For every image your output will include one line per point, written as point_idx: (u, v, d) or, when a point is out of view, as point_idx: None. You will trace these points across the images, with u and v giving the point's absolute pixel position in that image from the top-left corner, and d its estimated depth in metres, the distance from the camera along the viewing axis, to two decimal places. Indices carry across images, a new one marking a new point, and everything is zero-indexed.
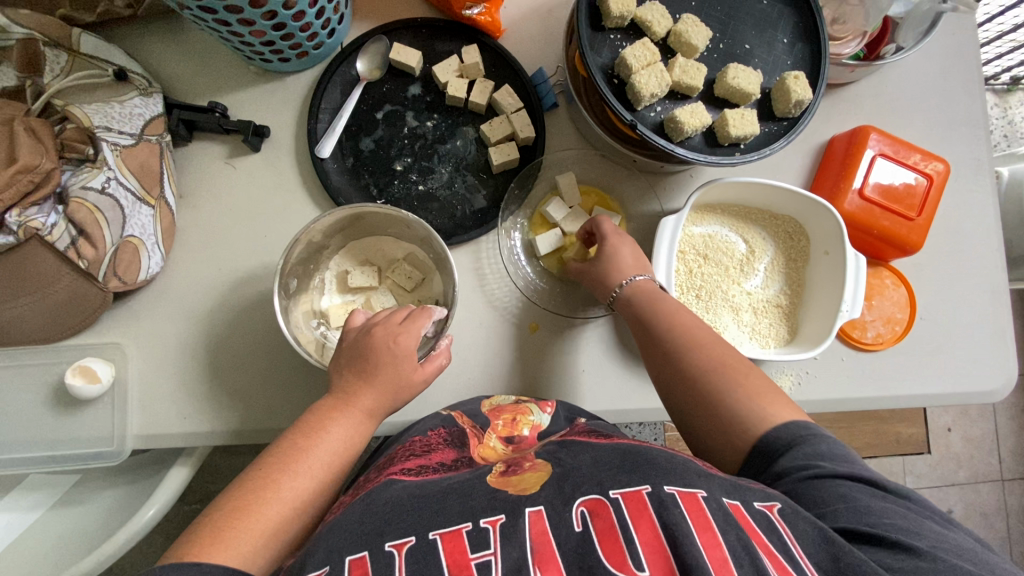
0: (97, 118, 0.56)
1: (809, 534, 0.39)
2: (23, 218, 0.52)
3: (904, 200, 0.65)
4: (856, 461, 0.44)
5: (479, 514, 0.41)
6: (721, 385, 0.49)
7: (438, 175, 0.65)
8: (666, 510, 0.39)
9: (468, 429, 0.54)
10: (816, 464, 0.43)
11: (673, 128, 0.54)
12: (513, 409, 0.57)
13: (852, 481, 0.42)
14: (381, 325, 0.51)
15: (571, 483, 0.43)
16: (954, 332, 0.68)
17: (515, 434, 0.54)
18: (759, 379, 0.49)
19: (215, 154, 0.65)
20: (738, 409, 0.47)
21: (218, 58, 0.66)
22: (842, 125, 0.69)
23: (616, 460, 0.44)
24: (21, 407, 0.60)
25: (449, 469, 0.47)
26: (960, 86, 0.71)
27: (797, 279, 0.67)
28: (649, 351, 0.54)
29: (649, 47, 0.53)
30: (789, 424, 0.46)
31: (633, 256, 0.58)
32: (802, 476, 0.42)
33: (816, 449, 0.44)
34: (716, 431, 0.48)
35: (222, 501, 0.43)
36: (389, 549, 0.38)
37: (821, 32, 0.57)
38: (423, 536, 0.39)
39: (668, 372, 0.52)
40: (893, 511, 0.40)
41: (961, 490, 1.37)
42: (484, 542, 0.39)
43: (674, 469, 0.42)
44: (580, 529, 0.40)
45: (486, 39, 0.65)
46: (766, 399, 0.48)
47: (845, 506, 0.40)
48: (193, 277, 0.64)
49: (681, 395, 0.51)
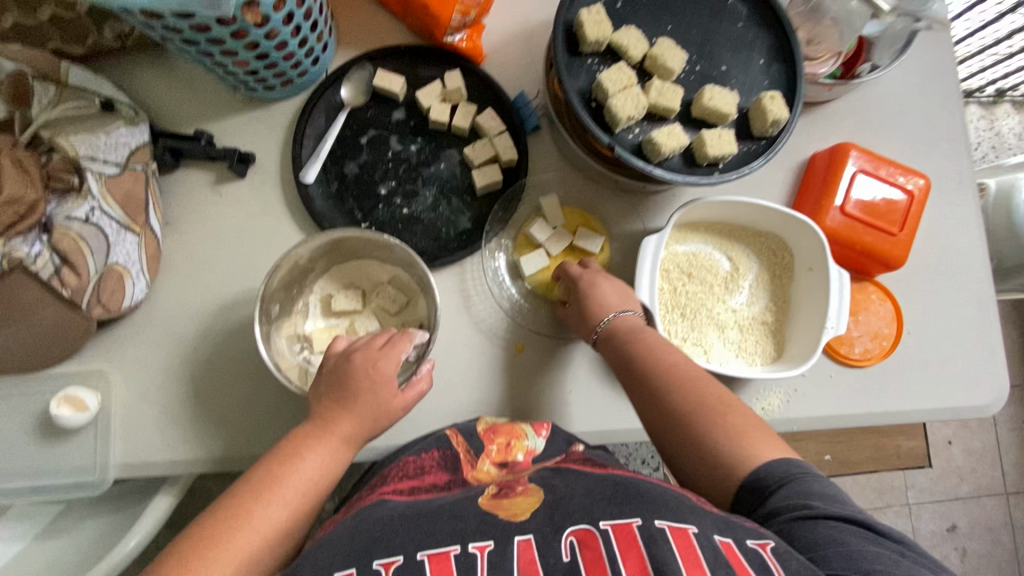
0: (83, 148, 0.56)
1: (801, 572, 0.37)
2: (7, 248, 0.51)
3: (885, 216, 0.65)
4: (851, 503, 0.43)
5: (468, 538, 0.40)
6: (706, 425, 0.48)
7: (422, 198, 0.66)
8: (655, 544, 0.38)
9: (462, 453, 0.54)
10: (807, 503, 0.42)
11: (651, 149, 0.54)
12: (508, 431, 0.56)
13: (843, 522, 0.40)
14: (360, 350, 0.51)
15: (562, 512, 0.42)
16: (943, 346, 0.68)
17: (509, 459, 0.53)
18: (743, 418, 0.48)
19: (202, 181, 0.66)
20: (726, 453, 0.47)
21: (204, 87, 0.67)
22: (823, 142, 0.70)
23: (608, 491, 0.44)
24: (3, 437, 0.60)
25: (440, 491, 0.49)
26: (938, 102, 0.72)
27: (782, 296, 0.67)
28: (633, 391, 0.53)
29: (625, 71, 0.54)
30: (778, 464, 0.45)
31: (613, 290, 0.57)
32: (794, 517, 0.41)
33: (806, 489, 0.43)
34: (705, 470, 0.48)
35: (193, 532, 0.42)
36: (377, 567, 0.38)
37: (796, 53, 0.58)
38: (412, 555, 0.39)
39: (652, 411, 0.51)
40: (885, 556, 0.38)
41: (963, 504, 1.35)
42: (472, 569, 0.38)
43: (667, 504, 0.42)
44: (568, 559, 0.39)
45: (469, 64, 0.66)
46: (752, 436, 0.47)
47: (836, 550, 0.39)
48: (179, 304, 0.64)
49: (666, 433, 0.50)
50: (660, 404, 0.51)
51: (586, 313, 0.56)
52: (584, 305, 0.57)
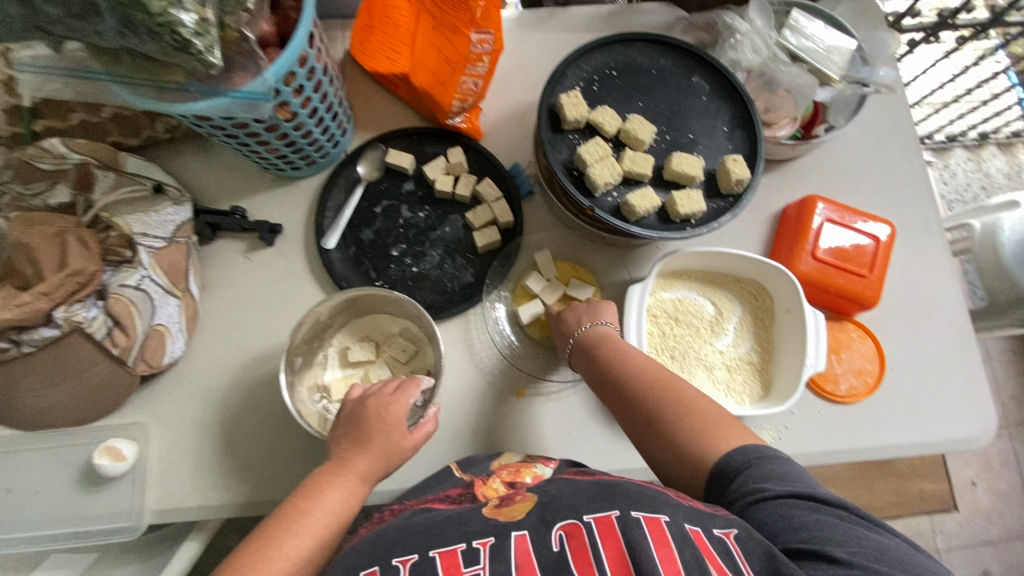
0: (136, 226, 0.66)
1: (756, 552, 0.42)
2: (69, 312, 0.60)
3: (855, 259, 0.71)
4: (801, 477, 0.47)
5: (473, 535, 0.45)
6: (676, 420, 0.53)
7: (430, 258, 0.73)
8: (630, 529, 0.43)
9: (475, 478, 0.57)
10: (761, 486, 0.46)
11: (628, 210, 0.61)
12: (518, 464, 0.59)
13: (792, 499, 0.45)
14: (373, 397, 0.57)
15: (552, 510, 0.46)
16: (927, 380, 0.71)
17: (516, 480, 0.55)
18: (707, 409, 0.53)
19: (235, 249, 0.74)
20: (691, 439, 0.51)
21: (240, 169, 0.77)
22: (793, 195, 0.77)
23: (591, 491, 0.48)
24: (51, 487, 0.66)
25: (452, 502, 0.52)
26: (898, 155, 0.79)
27: (765, 337, 0.71)
28: (610, 396, 0.57)
29: (601, 144, 0.62)
30: (740, 448, 0.50)
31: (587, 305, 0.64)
32: (751, 498, 0.46)
33: (762, 472, 0.47)
34: (678, 462, 0.52)
35: (230, 564, 0.46)
36: (395, 564, 0.43)
37: (755, 119, 0.66)
38: (425, 553, 0.43)
39: (628, 412, 0.56)
40: (825, 522, 0.43)
41: (996, 549, 1.30)
42: (475, 559, 0.43)
43: (644, 497, 0.46)
44: (558, 549, 0.43)
45: (469, 140, 0.75)
46: (717, 427, 0.52)
47: (784, 526, 0.43)
48: (211, 359, 0.70)
49: (640, 427, 0.55)
50: (634, 404, 0.55)
51: (566, 327, 0.64)
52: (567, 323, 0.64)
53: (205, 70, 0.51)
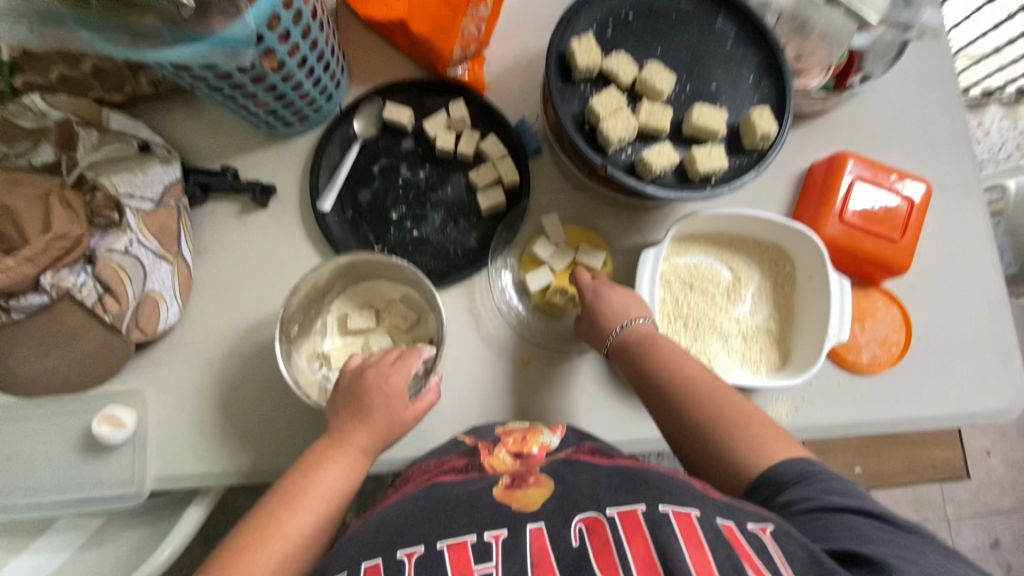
0: (122, 186, 0.62)
1: (799, 556, 0.39)
2: (56, 279, 0.58)
3: (886, 221, 0.66)
4: (868, 498, 0.46)
5: (483, 527, 0.43)
6: (721, 426, 0.51)
7: (431, 221, 0.69)
8: (659, 528, 0.41)
9: (480, 442, 0.55)
10: (824, 497, 0.45)
11: (643, 168, 0.57)
12: (523, 428, 0.57)
13: (858, 514, 0.44)
14: (373, 367, 0.54)
15: (570, 501, 0.44)
16: (956, 350, 0.67)
17: (524, 451, 0.53)
18: (754, 417, 0.52)
19: (228, 212, 0.71)
20: (738, 449, 0.50)
21: (230, 125, 0.72)
22: (821, 152, 0.71)
23: (614, 480, 0.45)
24: (51, 452, 0.65)
25: (458, 474, 0.50)
26: (937, 107, 0.72)
27: (786, 304, 0.68)
28: (651, 397, 0.55)
29: (614, 95, 0.57)
30: (789, 462, 0.49)
31: (621, 297, 0.59)
32: (807, 505, 0.45)
33: (826, 485, 0.46)
34: (719, 468, 0.51)
35: (230, 541, 0.46)
36: (400, 557, 0.41)
37: (784, 67, 0.60)
38: (433, 544, 0.42)
39: (669, 415, 0.54)
40: (896, 543, 0.42)
41: (1006, 518, 1.29)
42: (487, 555, 0.41)
43: (670, 489, 0.44)
44: (577, 544, 0.42)
45: (472, 93, 0.70)
46: (764, 436, 0.51)
47: (847, 536, 0.43)
48: (208, 326, 0.68)
49: (680, 431, 0.54)
50: (678, 409, 0.53)
51: (599, 323, 0.59)
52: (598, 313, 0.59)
53: (177, 11, 0.47)
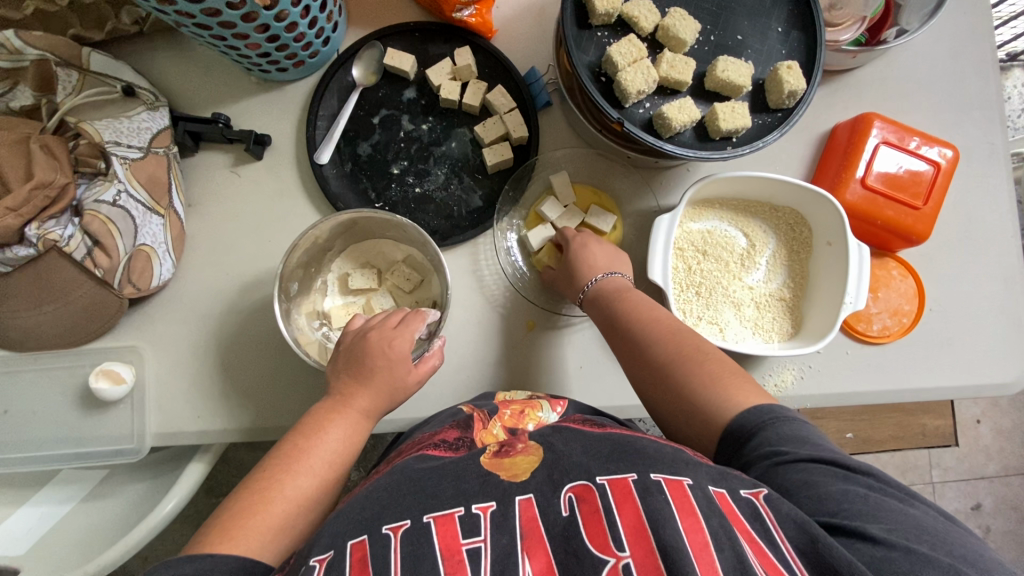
0: (107, 134, 0.58)
1: (791, 519, 0.39)
2: (42, 231, 0.54)
3: (909, 188, 0.63)
4: (820, 441, 0.44)
5: (471, 499, 0.42)
6: (686, 373, 0.49)
7: (434, 177, 0.66)
8: (650, 496, 0.40)
9: (476, 415, 0.55)
10: (780, 449, 0.43)
11: (662, 124, 0.54)
12: (524, 403, 0.56)
13: (815, 463, 0.42)
14: (375, 330, 0.53)
15: (560, 470, 0.44)
16: (966, 322, 0.66)
17: (518, 425, 0.52)
18: (717, 364, 0.49)
19: (220, 163, 0.68)
20: (704, 399, 0.48)
21: (221, 69, 0.68)
22: (846, 113, 0.68)
23: (604, 450, 0.45)
24: (49, 407, 0.64)
25: (448, 450, 0.49)
26: (971, 68, 0.68)
27: (801, 272, 0.66)
28: (619, 349, 0.54)
29: (635, 44, 0.53)
30: (755, 408, 0.46)
31: (603, 256, 0.59)
32: (768, 463, 0.43)
33: (780, 434, 0.44)
34: (687, 418, 0.49)
35: (229, 503, 0.45)
36: (385, 532, 0.40)
37: (818, 19, 0.55)
38: (418, 519, 0.41)
39: (636, 365, 0.53)
40: (854, 494, 0.40)
41: (990, 483, 1.33)
42: (475, 529, 0.40)
43: (663, 458, 0.43)
44: (567, 514, 0.41)
45: (479, 39, 0.66)
46: (729, 381, 0.48)
47: (807, 493, 0.40)
48: (202, 283, 0.66)
49: (648, 385, 0.52)
50: (644, 358, 0.52)
51: (576, 278, 0.59)
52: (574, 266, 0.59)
53: None
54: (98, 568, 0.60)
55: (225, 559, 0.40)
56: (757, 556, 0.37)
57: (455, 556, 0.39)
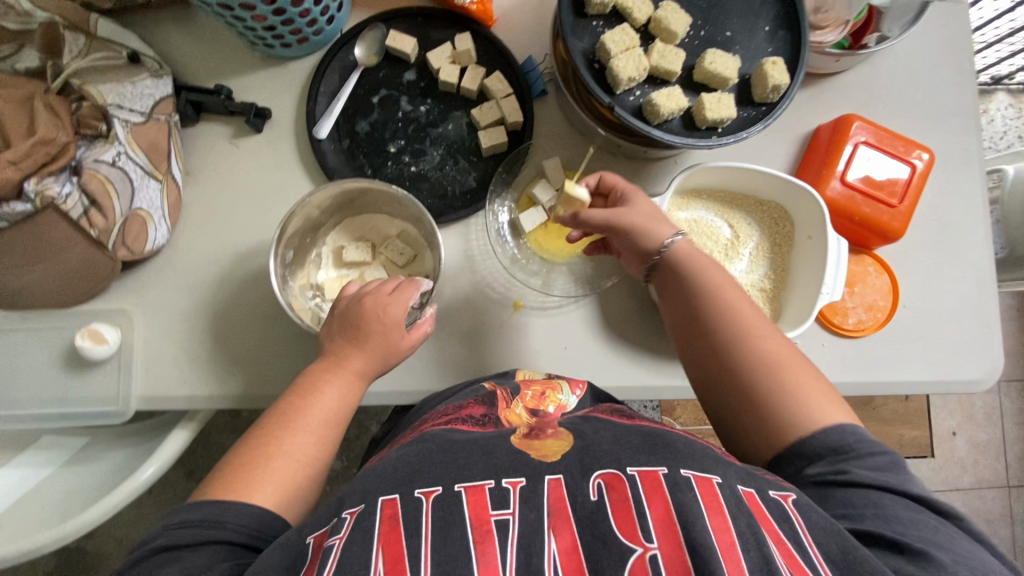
0: (110, 97, 0.60)
1: (820, 525, 0.41)
2: (40, 186, 0.55)
3: (885, 187, 0.66)
4: (901, 473, 0.46)
5: (501, 474, 0.43)
6: (767, 378, 0.51)
7: (430, 157, 0.68)
8: (680, 491, 0.42)
9: (498, 392, 0.56)
10: (856, 471, 0.45)
11: (651, 111, 0.56)
12: (544, 383, 0.58)
13: (888, 491, 0.44)
14: (371, 295, 0.54)
15: (591, 456, 0.45)
16: (938, 320, 0.69)
17: (541, 408, 0.55)
18: (810, 375, 0.51)
19: (221, 134, 0.69)
20: (785, 404, 0.49)
21: (225, 44, 0.69)
22: (829, 114, 0.70)
23: (636, 441, 0.47)
24: (35, 367, 0.64)
25: (476, 424, 0.51)
26: (950, 77, 0.71)
27: (782, 264, 0.68)
28: (696, 332, 0.55)
29: (629, 33, 0.55)
30: (836, 429, 0.48)
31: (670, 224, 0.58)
32: (836, 478, 0.45)
33: (855, 459, 0.46)
34: (754, 421, 0.51)
35: (232, 459, 0.47)
36: (417, 495, 0.41)
37: (802, 19, 0.58)
38: (450, 487, 0.42)
39: (705, 354, 0.54)
40: (922, 523, 0.42)
41: (964, 495, 1.35)
42: (504, 502, 0.41)
43: (693, 455, 0.45)
44: (595, 499, 0.42)
45: (479, 26, 0.68)
46: (812, 396, 0.50)
47: (873, 512, 0.43)
48: (197, 251, 0.67)
49: (721, 375, 0.53)
50: (721, 351, 0.53)
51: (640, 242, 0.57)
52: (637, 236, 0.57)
53: None
54: (77, 527, 0.60)
55: (232, 508, 0.43)
56: (784, 557, 0.39)
57: (484, 526, 0.40)
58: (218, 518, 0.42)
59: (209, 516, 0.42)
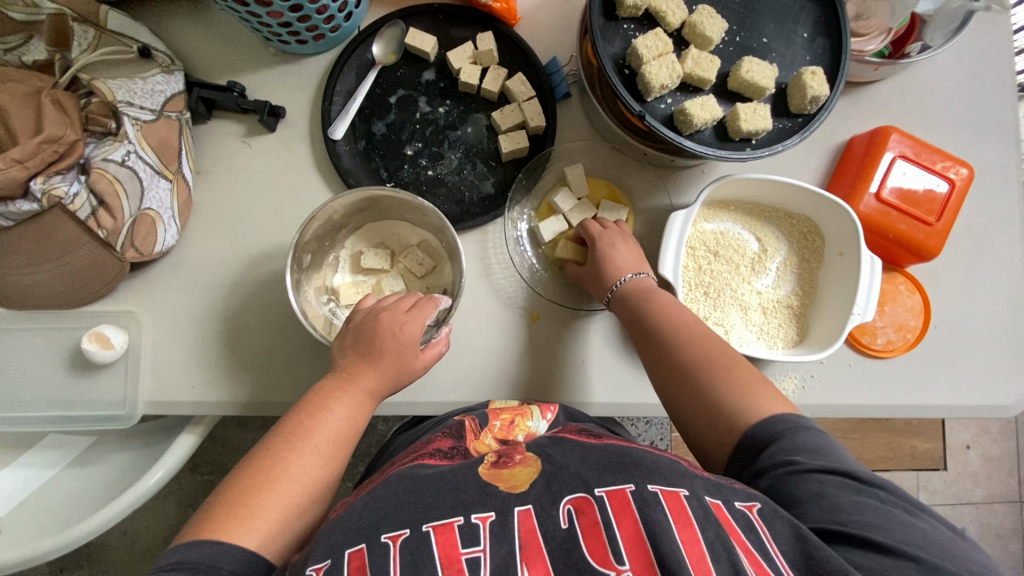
0: (120, 93, 0.58)
1: (785, 534, 0.39)
2: (47, 185, 0.53)
3: (922, 205, 0.63)
4: (836, 453, 0.44)
5: (470, 509, 0.41)
6: (709, 375, 0.50)
7: (448, 160, 0.66)
8: (648, 507, 0.40)
9: (467, 422, 0.55)
10: (794, 459, 0.43)
11: (683, 120, 0.53)
12: (513, 410, 0.57)
13: (828, 476, 0.42)
14: (388, 311, 0.53)
15: (559, 482, 0.43)
16: (969, 342, 0.66)
17: (509, 437, 0.53)
18: (746, 371, 0.50)
19: (233, 132, 0.67)
20: (729, 402, 0.48)
21: (239, 38, 0.67)
22: (864, 125, 0.68)
23: (603, 460, 0.45)
24: (40, 368, 0.63)
25: (443, 458, 0.49)
26: (991, 89, 0.68)
27: (809, 280, 0.65)
28: (644, 345, 0.54)
29: (661, 38, 0.52)
30: (773, 418, 0.46)
31: (631, 257, 0.59)
32: (780, 471, 0.43)
33: (794, 444, 0.44)
34: (705, 421, 0.49)
35: (233, 481, 0.45)
36: (384, 540, 0.39)
37: (844, 26, 0.55)
38: (418, 528, 0.40)
39: (660, 365, 0.53)
40: (865, 506, 0.40)
41: (975, 509, 1.33)
42: (475, 538, 0.40)
43: (659, 470, 0.43)
44: (566, 527, 0.40)
45: (503, 26, 0.66)
46: (754, 389, 0.48)
47: (816, 504, 0.41)
48: (205, 253, 0.65)
49: (672, 384, 0.52)
50: (669, 358, 0.52)
51: (602, 277, 0.59)
52: (600, 266, 0.59)
53: None
54: (81, 534, 0.59)
55: (232, 550, 0.41)
56: (752, 565, 0.37)
57: (454, 566, 0.38)
58: (213, 564, 0.40)
59: (205, 558, 0.40)
